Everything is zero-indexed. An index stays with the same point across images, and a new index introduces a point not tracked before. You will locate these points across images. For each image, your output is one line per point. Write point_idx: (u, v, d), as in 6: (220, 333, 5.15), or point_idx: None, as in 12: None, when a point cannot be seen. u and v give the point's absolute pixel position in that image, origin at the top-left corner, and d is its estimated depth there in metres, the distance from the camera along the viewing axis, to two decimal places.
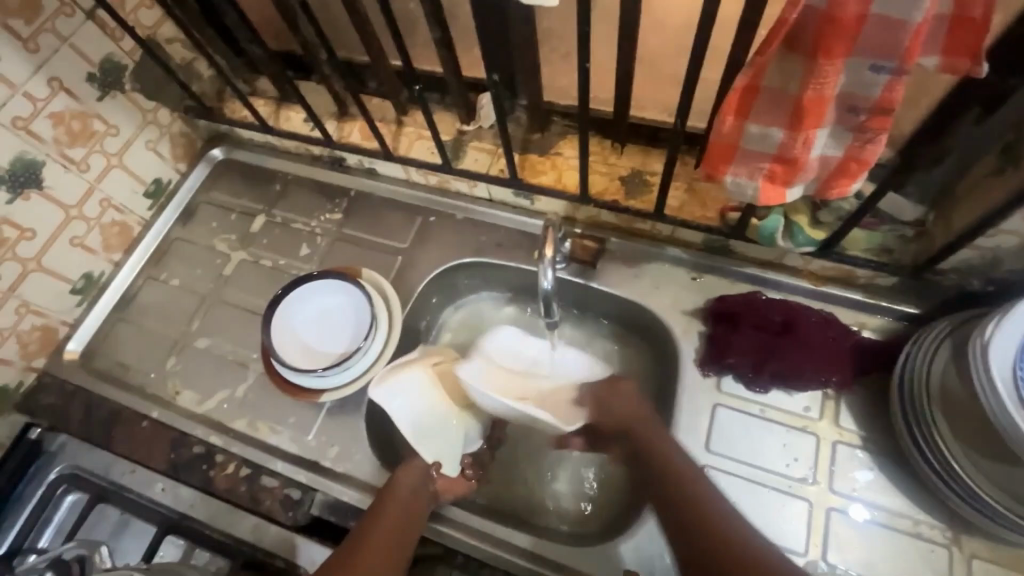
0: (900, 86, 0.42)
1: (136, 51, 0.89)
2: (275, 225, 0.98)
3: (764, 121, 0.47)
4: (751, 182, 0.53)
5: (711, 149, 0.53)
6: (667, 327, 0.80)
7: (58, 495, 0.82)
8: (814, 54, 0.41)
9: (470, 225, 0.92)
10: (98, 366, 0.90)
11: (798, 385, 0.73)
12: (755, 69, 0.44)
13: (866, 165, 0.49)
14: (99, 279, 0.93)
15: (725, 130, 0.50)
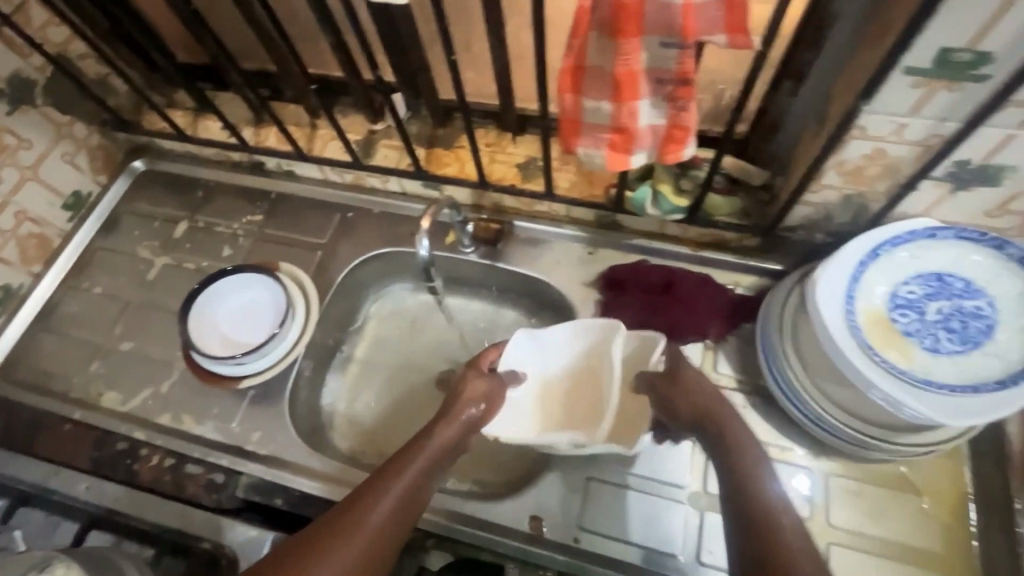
0: (689, 58, 0.51)
1: (47, 67, 0.92)
2: (198, 230, 1.02)
3: (595, 95, 0.56)
4: (599, 152, 0.61)
5: (563, 126, 0.61)
6: (567, 297, 0.88)
7: None
8: (614, 35, 0.50)
9: (385, 218, 0.98)
10: (21, 376, 0.91)
11: (680, 338, 0.81)
12: (577, 50, 0.53)
13: (687, 131, 0.58)
14: (18, 291, 0.95)
15: (568, 106, 0.58)
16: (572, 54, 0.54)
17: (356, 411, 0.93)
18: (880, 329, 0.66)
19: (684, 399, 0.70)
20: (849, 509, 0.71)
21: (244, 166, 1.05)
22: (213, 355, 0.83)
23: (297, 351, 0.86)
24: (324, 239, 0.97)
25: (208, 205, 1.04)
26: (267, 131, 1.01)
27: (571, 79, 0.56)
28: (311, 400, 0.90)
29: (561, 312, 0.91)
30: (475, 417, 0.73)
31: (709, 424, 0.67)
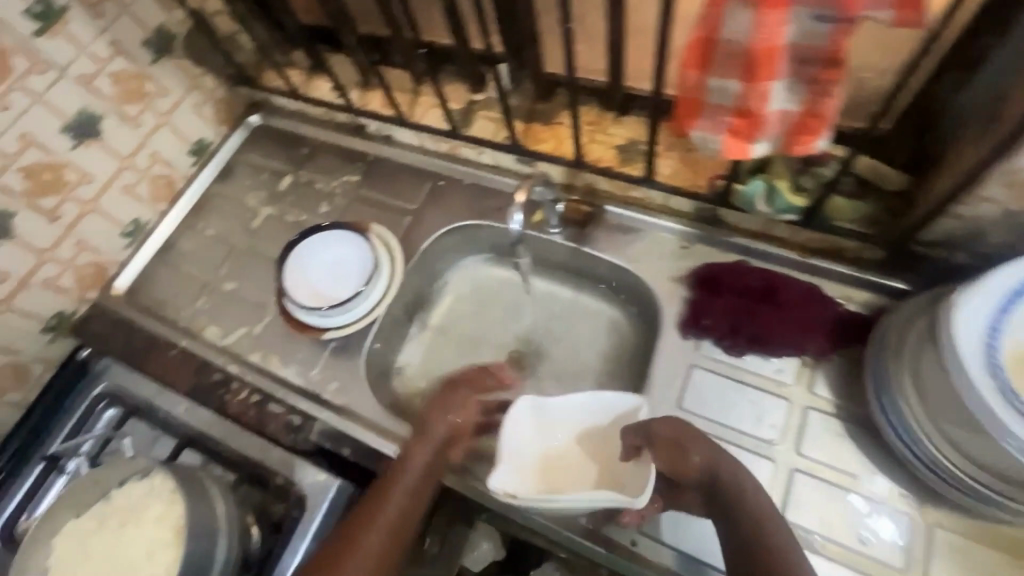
0: (845, 35, 0.45)
1: (186, 21, 0.99)
2: (300, 185, 1.07)
3: (723, 74, 0.50)
4: (717, 137, 0.55)
5: (679, 105, 0.56)
6: (652, 291, 0.83)
7: (98, 409, 0.93)
8: (761, 4, 0.44)
9: (475, 191, 0.97)
10: (141, 302, 1.01)
11: (773, 350, 0.75)
12: (712, 20, 0.48)
13: (824, 121, 0.52)
14: (145, 226, 1.05)
15: (690, 84, 0.53)
16: (703, 26, 0.49)
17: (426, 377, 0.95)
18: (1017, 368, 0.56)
19: (681, 468, 0.66)
20: (952, 566, 0.63)
21: (348, 127, 1.08)
22: (303, 304, 0.87)
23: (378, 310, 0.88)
24: (414, 205, 0.99)
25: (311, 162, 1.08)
26: (371, 95, 1.04)
27: (698, 54, 0.50)
28: (385, 360, 0.93)
29: (644, 304, 0.86)
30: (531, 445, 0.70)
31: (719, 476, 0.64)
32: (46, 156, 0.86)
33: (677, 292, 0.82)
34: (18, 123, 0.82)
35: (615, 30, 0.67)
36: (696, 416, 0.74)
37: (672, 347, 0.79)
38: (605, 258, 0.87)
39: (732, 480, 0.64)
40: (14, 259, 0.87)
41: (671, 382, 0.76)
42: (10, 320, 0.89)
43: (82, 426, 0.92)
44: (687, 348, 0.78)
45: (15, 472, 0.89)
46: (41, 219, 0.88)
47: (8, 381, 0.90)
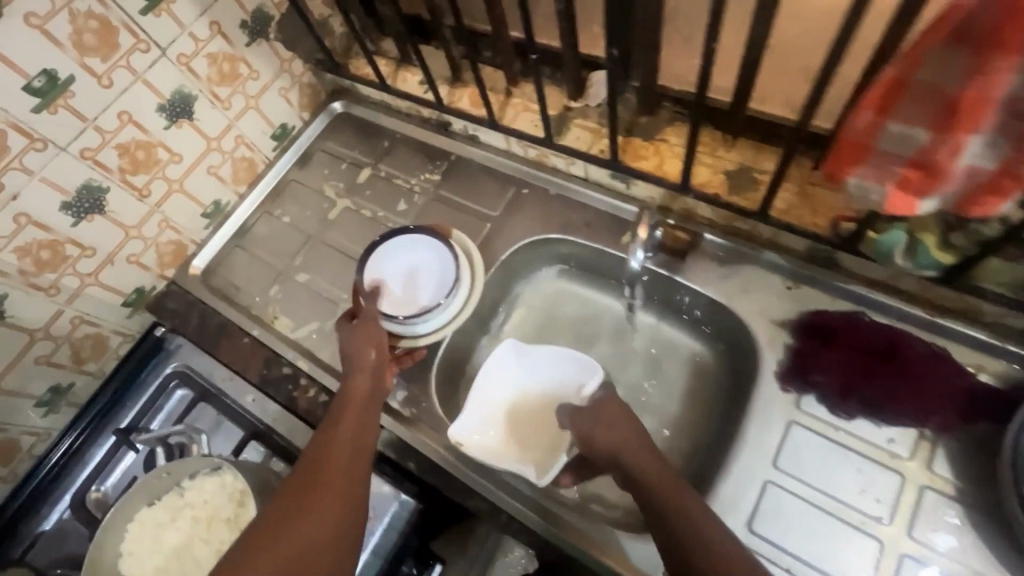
0: None
1: (284, 4, 0.97)
2: (379, 179, 1.04)
3: (905, 120, 0.45)
4: (879, 187, 0.50)
5: (840, 146, 0.51)
6: (751, 333, 0.76)
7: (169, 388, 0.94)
8: (979, 49, 0.39)
9: (561, 202, 0.92)
10: (215, 284, 1.01)
11: (887, 416, 0.68)
12: (908, 59, 0.43)
13: (1022, 184, 0.44)
14: (225, 208, 1.05)
15: (860, 125, 0.48)
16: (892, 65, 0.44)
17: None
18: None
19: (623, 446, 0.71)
20: None
21: (432, 123, 1.05)
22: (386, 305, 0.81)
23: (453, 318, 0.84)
24: (494, 210, 0.95)
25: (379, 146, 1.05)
26: (460, 92, 1.00)
27: (882, 95, 0.46)
28: (453, 371, 0.90)
29: (737, 344, 0.80)
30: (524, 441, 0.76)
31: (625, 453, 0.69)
32: (141, 135, 0.86)
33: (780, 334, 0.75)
34: (119, 100, 0.82)
35: (756, 51, 0.60)
36: (792, 479, 0.67)
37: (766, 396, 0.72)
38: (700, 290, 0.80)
39: (641, 453, 0.69)
40: (104, 234, 0.88)
41: (766, 438, 0.70)
42: (95, 293, 0.90)
43: (152, 404, 0.93)
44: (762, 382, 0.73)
45: (88, 443, 0.92)
46: (131, 196, 0.89)
47: (88, 352, 0.92)
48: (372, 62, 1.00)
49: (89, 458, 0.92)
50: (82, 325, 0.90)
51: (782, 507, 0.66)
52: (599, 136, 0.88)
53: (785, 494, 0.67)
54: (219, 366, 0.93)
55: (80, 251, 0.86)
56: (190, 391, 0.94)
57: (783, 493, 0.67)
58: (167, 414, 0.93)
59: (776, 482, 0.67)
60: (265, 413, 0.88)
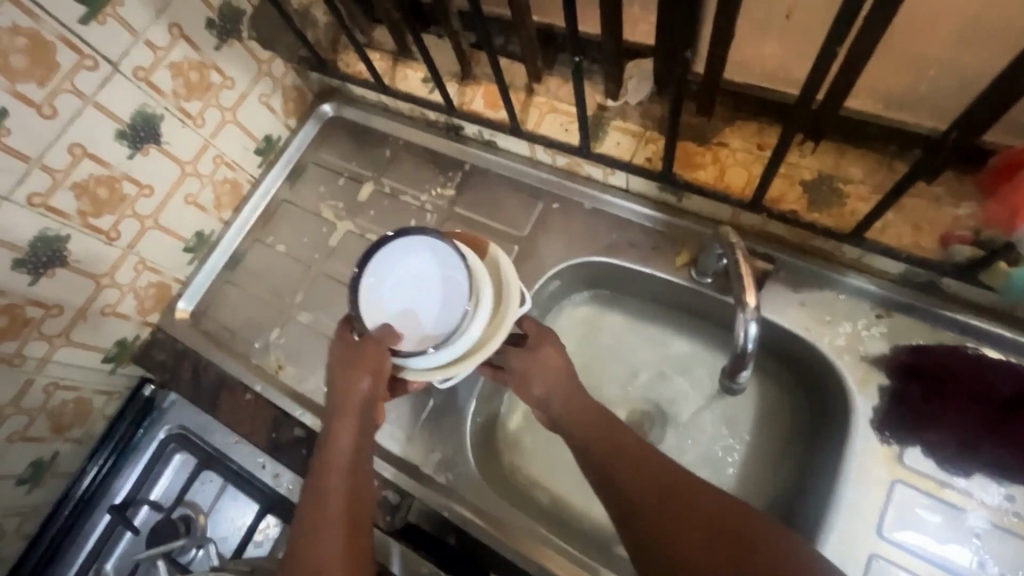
0: None
1: None
2: (384, 196, 0.91)
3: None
4: None
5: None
6: (839, 375, 0.65)
7: (168, 452, 0.85)
8: None
9: (597, 219, 0.80)
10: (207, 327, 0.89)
11: (1010, 473, 0.58)
12: None
13: None
14: (209, 238, 0.91)
15: None
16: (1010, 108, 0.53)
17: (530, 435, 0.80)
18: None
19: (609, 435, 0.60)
20: None
21: (440, 127, 0.91)
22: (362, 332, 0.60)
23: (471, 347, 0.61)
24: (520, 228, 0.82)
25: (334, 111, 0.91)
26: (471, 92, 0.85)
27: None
28: (486, 419, 0.79)
29: (816, 383, 0.69)
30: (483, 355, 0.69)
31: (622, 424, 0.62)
32: (101, 169, 0.72)
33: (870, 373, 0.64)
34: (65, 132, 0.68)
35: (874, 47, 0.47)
36: (900, 548, 0.58)
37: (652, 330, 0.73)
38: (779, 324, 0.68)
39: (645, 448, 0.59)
40: (71, 288, 0.75)
41: (865, 500, 0.60)
42: (70, 354, 0.78)
43: (150, 472, 0.84)
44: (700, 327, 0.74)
45: (84, 521, 0.84)
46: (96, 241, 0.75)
47: (69, 419, 0.81)
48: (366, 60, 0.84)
49: (86, 535, 0.83)
50: (58, 391, 0.78)
51: None
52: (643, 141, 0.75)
53: (890, 566, 0.58)
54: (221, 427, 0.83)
55: (45, 312, 0.73)
56: (191, 454, 0.85)
57: (891, 566, 0.58)
58: (168, 482, 0.84)
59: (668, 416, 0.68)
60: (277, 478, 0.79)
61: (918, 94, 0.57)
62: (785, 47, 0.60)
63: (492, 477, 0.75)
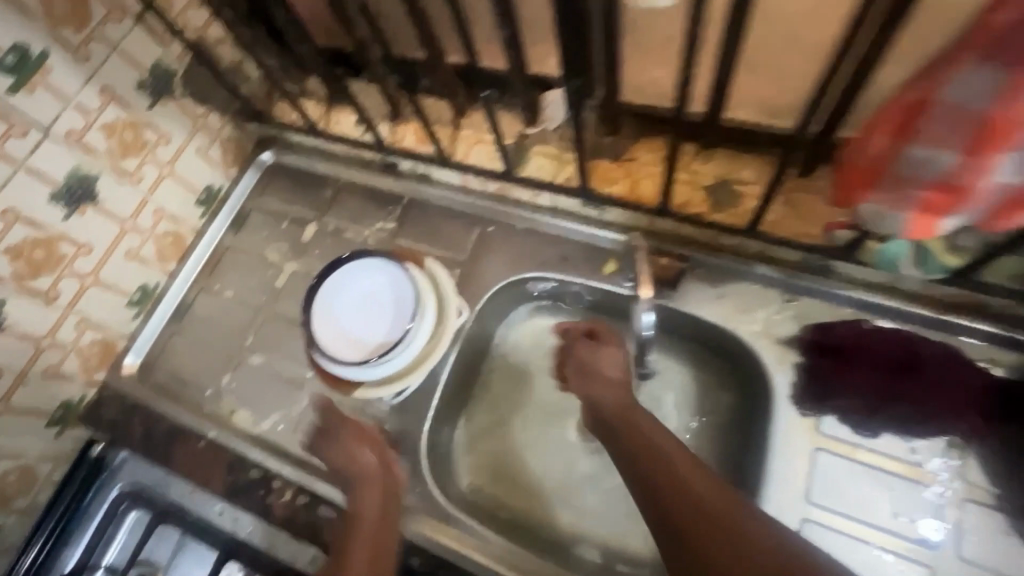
0: None
1: (186, 55, 0.85)
2: (327, 235, 0.94)
3: (916, 137, 0.48)
4: (896, 212, 0.54)
5: (853, 172, 0.55)
6: (757, 357, 0.71)
7: (121, 511, 0.83)
8: None
9: (532, 238, 0.84)
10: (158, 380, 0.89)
11: (912, 429, 0.65)
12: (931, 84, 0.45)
13: None
14: (154, 291, 0.92)
15: (874, 148, 0.52)
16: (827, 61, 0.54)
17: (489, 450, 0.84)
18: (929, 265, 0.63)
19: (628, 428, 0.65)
20: None
21: (377, 165, 0.95)
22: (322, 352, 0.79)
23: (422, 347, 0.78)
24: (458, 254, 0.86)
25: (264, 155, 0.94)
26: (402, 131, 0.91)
27: (892, 112, 0.49)
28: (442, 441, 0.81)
29: (741, 369, 0.75)
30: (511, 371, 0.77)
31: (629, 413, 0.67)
32: (36, 232, 0.73)
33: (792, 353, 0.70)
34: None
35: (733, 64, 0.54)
36: (828, 511, 0.64)
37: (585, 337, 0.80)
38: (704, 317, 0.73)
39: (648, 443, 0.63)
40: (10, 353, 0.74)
41: (792, 470, 0.65)
42: (11, 421, 0.76)
43: (102, 535, 0.82)
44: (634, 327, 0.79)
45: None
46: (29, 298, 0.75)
47: (13, 489, 0.78)
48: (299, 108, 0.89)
49: None
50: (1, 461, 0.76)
51: (823, 545, 0.62)
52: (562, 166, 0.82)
53: (821, 528, 0.63)
54: (175, 479, 0.82)
55: None
56: (146, 510, 0.83)
57: (822, 528, 0.63)
58: (122, 543, 0.82)
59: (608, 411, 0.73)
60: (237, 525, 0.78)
61: (786, 102, 0.66)
62: (670, 69, 0.68)
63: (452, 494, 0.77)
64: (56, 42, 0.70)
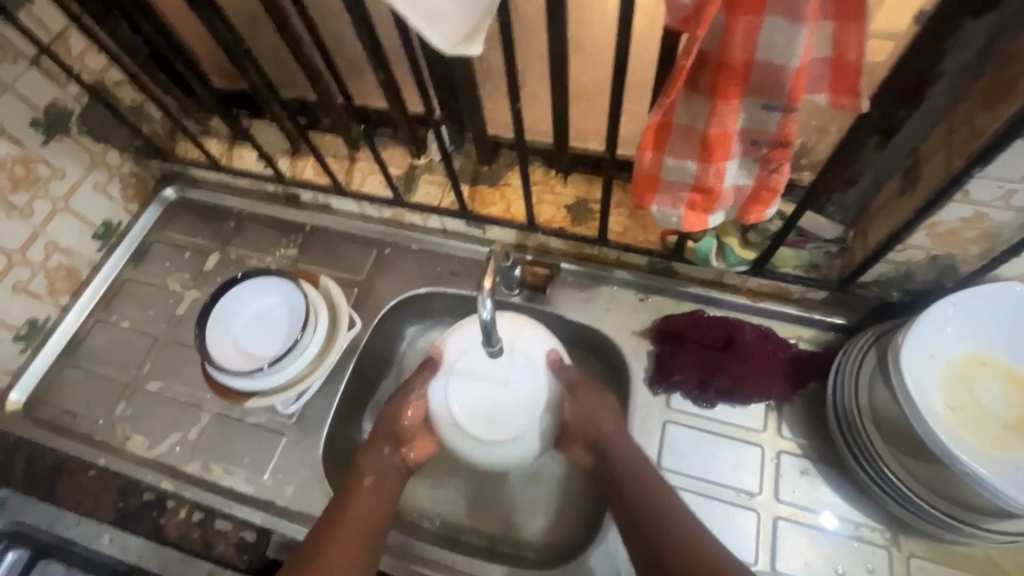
0: (794, 123, 0.45)
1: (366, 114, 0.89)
2: (466, 253, 0.90)
3: (714, 160, 0.49)
4: (675, 211, 0.55)
5: (636, 181, 0.55)
6: (926, 502, 0.62)
7: (169, 501, 0.77)
8: (713, 96, 0.45)
9: (604, 297, 0.84)
10: (186, 340, 0.89)
11: None
12: (664, 109, 0.47)
13: (776, 193, 0.52)
14: (118, 229, 0.97)
15: (645, 164, 0.52)
16: (730, 121, 0.46)
17: (518, 494, 0.81)
18: (989, 377, 0.63)
19: (618, 484, 0.66)
20: None
21: (485, 146, 0.85)
22: (409, 339, 0.93)
23: (336, 356, 0.77)
24: (535, 288, 0.84)
25: (347, 161, 0.93)
26: (488, 190, 0.87)
27: (717, 144, 0.47)
28: (481, 476, 0.82)
29: (908, 513, 0.65)
30: (717, 431, 0.75)
31: (603, 436, 0.69)
32: None
33: (964, 474, 0.57)
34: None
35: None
36: None
37: (645, 402, 0.77)
38: (787, 419, 0.74)
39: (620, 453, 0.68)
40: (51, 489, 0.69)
41: None
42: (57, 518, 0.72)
43: (148, 525, 0.76)
44: (698, 417, 0.76)
45: (57, 552, 0.79)
46: (12, 217, 0.82)
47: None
48: (448, 65, 0.71)
49: None
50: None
51: None
52: (639, 226, 0.82)
53: None
54: (249, 473, 0.78)
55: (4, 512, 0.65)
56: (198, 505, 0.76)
57: None
58: (159, 539, 0.75)
59: (671, 483, 0.72)
60: (245, 513, 0.75)
61: None
62: None
63: (548, 530, 0.79)
64: (310, 53, 0.78)
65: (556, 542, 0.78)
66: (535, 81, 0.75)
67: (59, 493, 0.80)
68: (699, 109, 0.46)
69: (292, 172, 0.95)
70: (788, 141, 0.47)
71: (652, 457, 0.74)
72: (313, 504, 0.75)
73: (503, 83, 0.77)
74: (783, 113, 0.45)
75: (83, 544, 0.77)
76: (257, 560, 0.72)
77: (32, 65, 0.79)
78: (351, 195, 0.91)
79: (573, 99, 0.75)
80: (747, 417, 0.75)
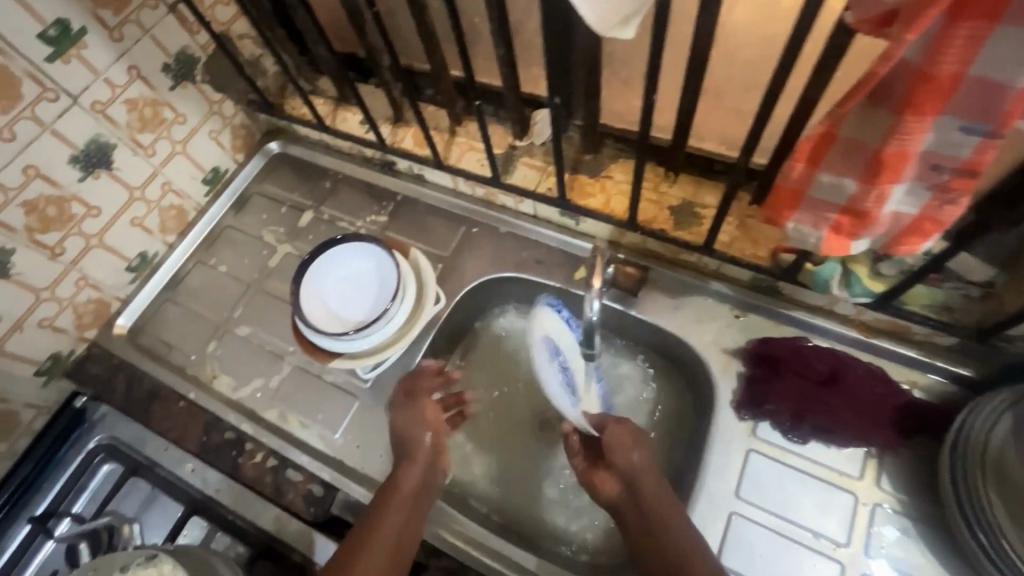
0: (993, 151, 0.39)
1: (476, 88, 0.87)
2: (554, 243, 0.88)
3: (880, 181, 0.43)
4: (815, 232, 0.51)
5: (774, 193, 0.51)
6: None
7: (247, 442, 0.81)
8: (900, 110, 0.39)
9: (696, 308, 0.79)
10: (275, 292, 0.93)
11: None
12: (832, 119, 0.43)
13: (943, 227, 0.46)
14: (224, 176, 1.01)
15: (793, 176, 0.48)
16: (915, 140, 0.40)
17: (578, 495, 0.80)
18: None
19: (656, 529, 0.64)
20: None
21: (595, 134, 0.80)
22: (485, 321, 0.92)
23: (418, 331, 0.77)
24: (626, 290, 0.80)
25: (448, 135, 0.92)
26: (588, 181, 0.83)
27: (890, 165, 0.42)
28: (543, 470, 0.82)
29: None
30: (806, 471, 0.69)
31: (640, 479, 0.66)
32: None
33: None
34: (129, 53, 0.79)
35: None
36: None
37: (729, 426, 0.73)
38: (888, 469, 0.68)
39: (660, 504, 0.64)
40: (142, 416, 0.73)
41: None
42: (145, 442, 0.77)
43: (228, 460, 0.80)
44: (785, 452, 0.71)
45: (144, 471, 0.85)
46: (137, 155, 0.86)
47: None
48: (577, 46, 0.67)
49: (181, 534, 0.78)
50: (86, 288, 0.87)
51: None
52: (748, 238, 0.75)
53: None
54: (321, 430, 0.80)
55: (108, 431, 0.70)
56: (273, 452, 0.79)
57: None
58: (236, 476, 0.79)
59: (747, 517, 0.68)
60: (315, 467, 0.77)
61: None
62: None
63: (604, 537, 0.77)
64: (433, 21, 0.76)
65: (612, 551, 0.76)
66: (665, 72, 0.69)
67: (152, 417, 0.85)
68: (877, 123, 0.41)
69: (392, 139, 0.95)
70: (977, 169, 0.41)
71: (729, 485, 0.70)
72: (379, 471, 0.77)
73: (628, 69, 0.73)
74: (984, 138, 0.38)
75: (167, 467, 0.82)
76: (323, 515, 0.75)
77: (170, 11, 0.82)
78: (448, 169, 0.90)
79: (704, 95, 0.69)
80: (842, 460, 0.69)
